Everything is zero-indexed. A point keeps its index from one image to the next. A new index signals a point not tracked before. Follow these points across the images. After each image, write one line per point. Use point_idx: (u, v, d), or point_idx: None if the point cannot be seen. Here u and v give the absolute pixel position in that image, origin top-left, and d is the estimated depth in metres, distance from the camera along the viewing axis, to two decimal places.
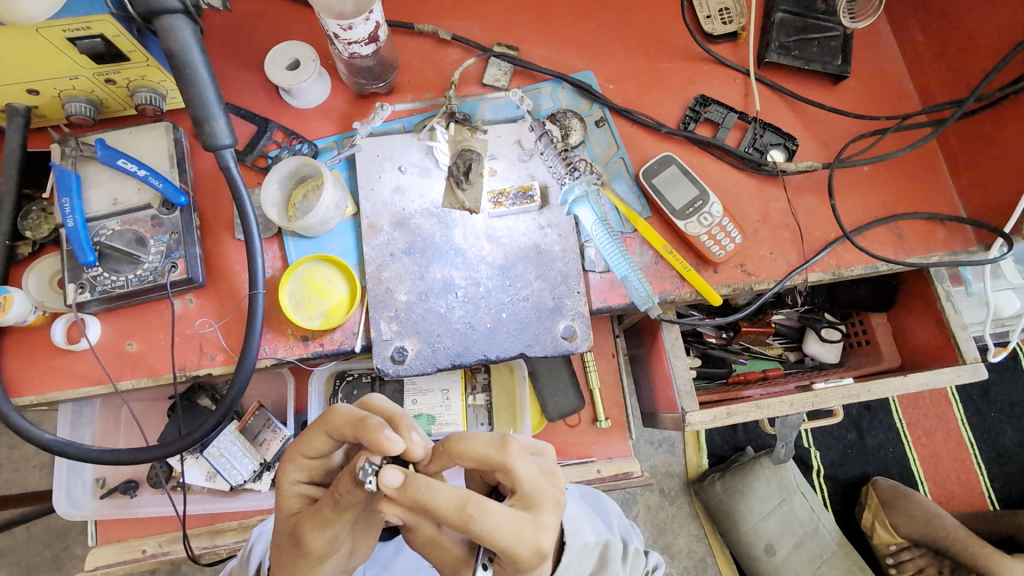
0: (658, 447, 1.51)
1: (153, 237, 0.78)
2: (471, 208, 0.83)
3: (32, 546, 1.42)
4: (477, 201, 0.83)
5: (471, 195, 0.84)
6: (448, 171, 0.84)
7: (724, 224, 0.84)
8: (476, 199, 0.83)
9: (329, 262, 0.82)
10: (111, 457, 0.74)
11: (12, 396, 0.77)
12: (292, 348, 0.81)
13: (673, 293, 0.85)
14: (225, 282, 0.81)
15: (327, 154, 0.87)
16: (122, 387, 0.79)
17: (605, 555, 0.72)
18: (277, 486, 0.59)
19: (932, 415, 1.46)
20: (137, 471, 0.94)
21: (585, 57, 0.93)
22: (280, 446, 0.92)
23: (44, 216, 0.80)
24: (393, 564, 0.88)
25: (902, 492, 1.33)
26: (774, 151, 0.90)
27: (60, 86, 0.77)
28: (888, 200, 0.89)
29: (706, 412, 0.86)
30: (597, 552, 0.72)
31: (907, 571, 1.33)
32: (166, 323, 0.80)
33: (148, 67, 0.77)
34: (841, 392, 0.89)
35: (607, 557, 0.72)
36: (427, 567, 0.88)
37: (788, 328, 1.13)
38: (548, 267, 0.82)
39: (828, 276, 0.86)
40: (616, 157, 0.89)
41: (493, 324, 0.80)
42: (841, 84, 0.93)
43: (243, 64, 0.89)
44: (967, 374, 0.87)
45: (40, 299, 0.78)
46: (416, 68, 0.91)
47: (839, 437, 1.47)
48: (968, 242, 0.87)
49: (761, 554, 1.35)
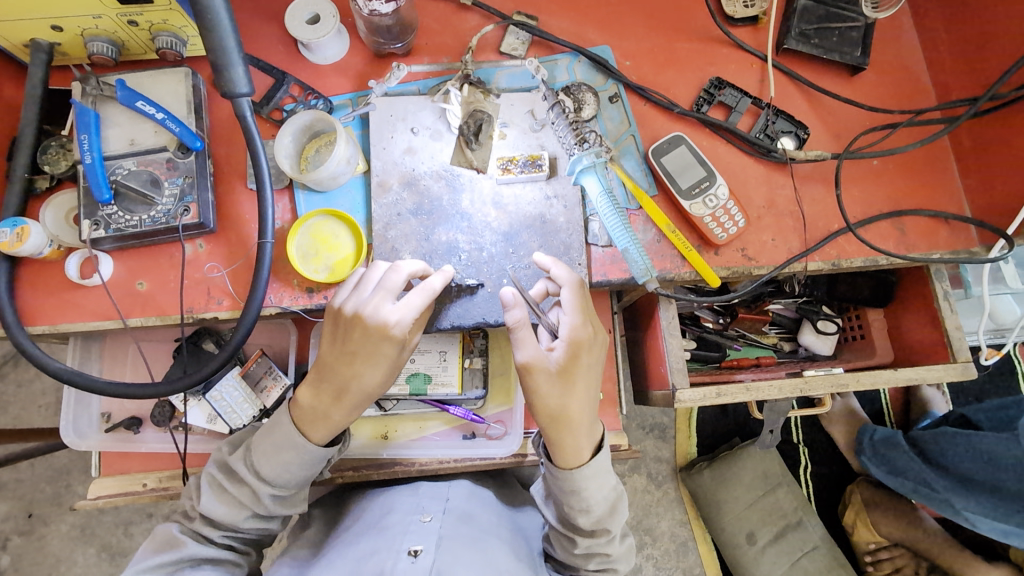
0: (649, 431, 1.56)
1: (167, 179, 0.80)
2: (479, 168, 0.85)
3: (36, 482, 1.47)
4: (485, 162, 0.85)
5: (480, 155, 0.85)
6: (458, 131, 0.85)
7: (728, 208, 0.85)
8: (485, 160, 0.85)
9: (338, 218, 0.84)
10: (118, 390, 0.78)
11: (25, 324, 0.80)
12: (297, 298, 0.83)
13: (672, 272, 0.86)
14: (235, 229, 0.83)
15: (341, 111, 0.88)
16: (131, 323, 0.81)
17: (616, 504, 0.74)
18: (401, 338, 0.70)
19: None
20: (140, 409, 0.96)
21: (604, 32, 0.93)
22: (280, 395, 0.93)
23: (63, 152, 0.81)
24: (384, 522, 0.80)
25: (853, 412, 1.46)
26: (785, 138, 0.90)
27: (83, 24, 0.78)
28: (895, 195, 0.89)
29: (696, 390, 0.88)
30: (610, 499, 0.74)
31: (884, 569, 1.42)
32: (176, 265, 0.82)
33: (171, 11, 0.78)
34: (831, 381, 0.90)
35: (617, 506, 0.74)
36: (418, 521, 0.79)
37: (786, 319, 1.13)
38: (551, 237, 0.84)
39: (827, 266, 0.87)
40: (627, 134, 0.89)
41: (493, 289, 0.82)
42: (858, 75, 0.93)
43: (263, 16, 0.90)
44: (956, 372, 0.89)
45: (56, 233, 0.80)
46: (435, 32, 0.92)
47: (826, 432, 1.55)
48: (971, 242, 0.88)
49: (742, 543, 1.41)
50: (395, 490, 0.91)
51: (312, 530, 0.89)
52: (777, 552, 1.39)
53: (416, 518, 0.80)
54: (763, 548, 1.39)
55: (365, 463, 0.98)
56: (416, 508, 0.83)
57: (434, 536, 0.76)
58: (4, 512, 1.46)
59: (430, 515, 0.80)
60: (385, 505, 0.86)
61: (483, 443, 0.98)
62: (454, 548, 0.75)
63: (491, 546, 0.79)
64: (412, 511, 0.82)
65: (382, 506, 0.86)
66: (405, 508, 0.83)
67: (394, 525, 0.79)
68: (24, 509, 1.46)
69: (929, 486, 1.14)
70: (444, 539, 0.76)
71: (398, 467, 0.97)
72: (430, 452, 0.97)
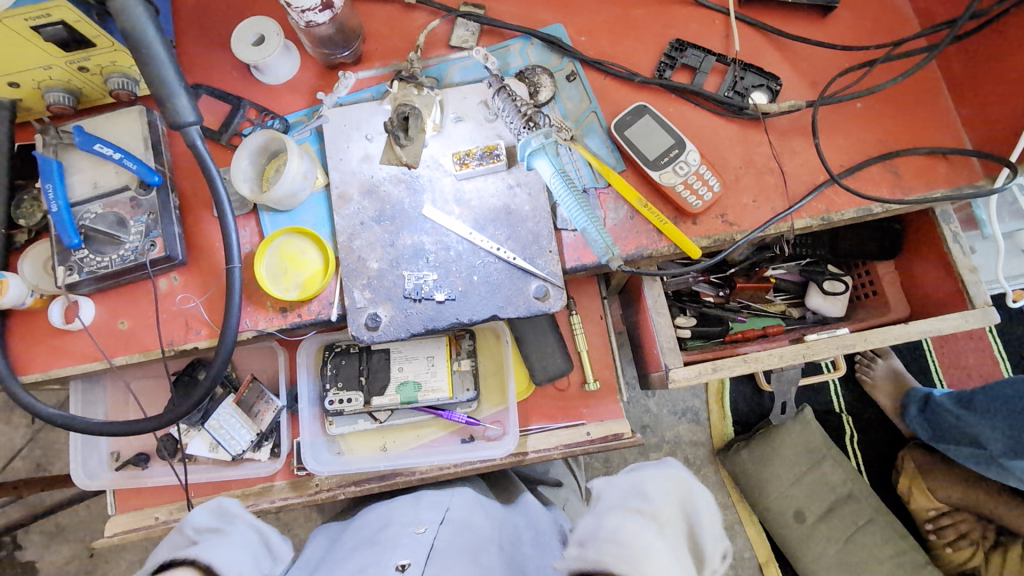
0: (681, 417, 1.51)
1: (133, 218, 0.81)
2: (408, 164, 0.83)
3: (93, 523, 1.52)
4: (416, 156, 0.83)
5: (409, 151, 0.83)
6: (385, 130, 0.83)
7: (701, 172, 0.81)
8: (415, 155, 0.83)
9: (303, 234, 0.83)
10: (108, 429, 0.80)
11: (19, 374, 0.82)
12: (272, 319, 0.83)
13: (650, 248, 0.82)
14: (206, 258, 0.84)
15: (297, 127, 0.88)
16: (117, 363, 0.82)
17: None
18: None
19: (975, 373, 1.42)
20: (147, 445, 0.98)
21: (554, 10, 0.90)
22: (274, 416, 0.95)
23: (36, 203, 0.84)
24: (379, 536, 0.80)
25: (900, 376, 1.37)
26: (757, 92, 0.85)
27: (37, 77, 0.80)
28: (886, 136, 0.83)
29: (690, 367, 0.84)
30: None
31: (948, 538, 1.31)
32: (153, 301, 0.83)
33: (115, 52, 0.79)
34: (835, 342, 0.85)
35: None
36: (413, 533, 0.78)
37: (789, 283, 1.08)
38: (518, 227, 0.81)
39: (817, 222, 0.82)
40: (589, 112, 0.86)
41: (465, 288, 0.80)
42: (830, 15, 0.87)
43: (213, 44, 0.90)
44: (976, 319, 0.82)
45: (35, 282, 0.82)
46: (383, 36, 0.90)
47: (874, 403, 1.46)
48: (974, 175, 0.82)
49: (791, 521, 1.33)
50: (398, 501, 0.90)
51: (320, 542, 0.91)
52: (829, 528, 1.31)
53: (410, 529, 0.79)
54: (812, 527, 1.31)
55: (367, 477, 0.96)
56: (414, 519, 0.82)
57: (426, 547, 0.75)
58: (68, 554, 1.52)
59: (425, 527, 0.79)
60: (381, 518, 0.85)
61: (481, 445, 0.96)
62: (445, 559, 0.73)
63: (488, 556, 0.77)
64: (408, 523, 0.81)
65: (382, 518, 0.85)
66: (402, 521, 0.82)
67: (387, 539, 0.78)
68: (86, 549, 1.52)
69: (980, 447, 1.07)
70: (438, 551, 0.74)
71: (399, 478, 0.95)
72: (432, 459, 0.95)
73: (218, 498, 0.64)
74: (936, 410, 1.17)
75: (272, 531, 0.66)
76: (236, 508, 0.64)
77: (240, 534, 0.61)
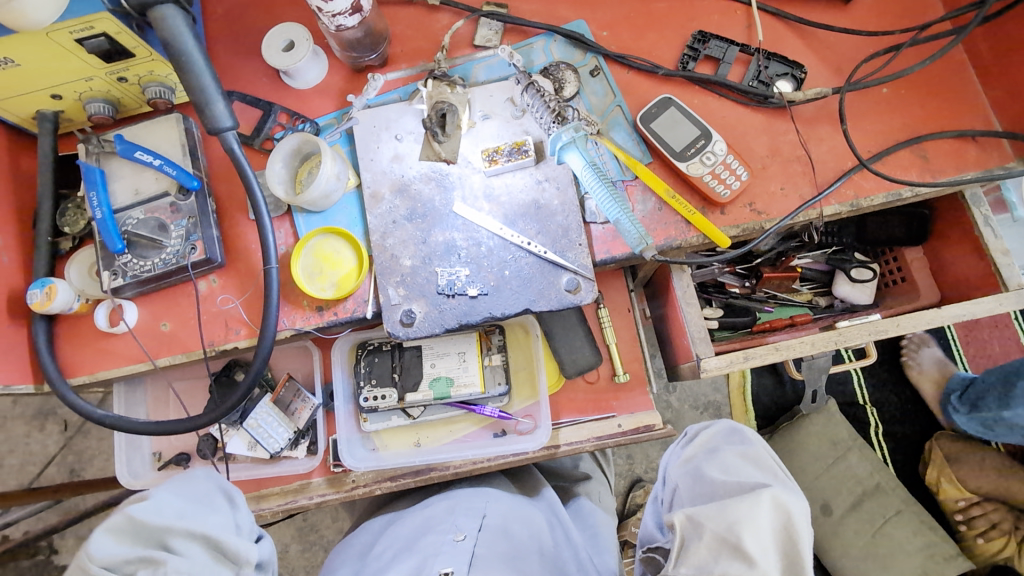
0: (706, 411, 1.51)
1: (173, 222, 0.84)
2: (447, 159, 0.84)
3: None
4: (454, 152, 0.84)
5: (447, 147, 0.84)
6: (423, 124, 0.85)
7: (728, 162, 0.82)
8: (453, 151, 0.84)
9: (336, 234, 0.85)
10: (155, 428, 0.82)
11: (67, 376, 0.85)
12: (309, 318, 0.85)
13: (678, 238, 0.82)
14: (243, 260, 0.86)
15: (327, 130, 0.90)
16: (160, 364, 0.85)
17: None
18: None
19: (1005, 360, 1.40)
20: (188, 445, 1.01)
21: (576, 7, 0.91)
22: (311, 414, 0.97)
23: (79, 211, 0.86)
24: (418, 543, 0.80)
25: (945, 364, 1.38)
26: (782, 81, 0.86)
27: (79, 89, 0.83)
28: (913, 121, 0.83)
29: (721, 356, 0.84)
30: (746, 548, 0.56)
31: (978, 528, 1.28)
32: (193, 303, 0.86)
33: (153, 61, 0.81)
34: (868, 329, 0.85)
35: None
36: (452, 541, 0.78)
37: (816, 273, 1.06)
38: (548, 221, 0.82)
39: (846, 208, 0.82)
40: (614, 106, 0.87)
41: (497, 283, 0.81)
42: (853, 2, 0.87)
43: (244, 52, 0.93)
44: (1010, 302, 0.82)
45: (81, 288, 0.85)
46: (408, 38, 0.92)
47: (897, 390, 1.45)
48: (1005, 156, 0.82)
49: (818, 515, 1.32)
50: (433, 506, 0.90)
51: (361, 542, 0.94)
52: (858, 520, 1.29)
53: (448, 539, 0.78)
54: (840, 518, 1.29)
55: (403, 472, 0.96)
56: (452, 526, 0.82)
57: (467, 555, 0.76)
58: None
59: (463, 534, 0.79)
60: (421, 525, 0.85)
61: (514, 439, 0.97)
62: (488, 569, 0.75)
63: (528, 565, 0.79)
64: (446, 530, 0.81)
65: (420, 523, 0.86)
66: (439, 527, 0.82)
67: (427, 547, 0.78)
68: None
69: None
70: (479, 559, 0.76)
71: (434, 473, 0.96)
72: (465, 453, 0.96)
73: (122, 513, 0.50)
74: (977, 391, 1.22)
75: (213, 527, 0.52)
76: (156, 519, 0.50)
77: (181, 562, 0.49)
